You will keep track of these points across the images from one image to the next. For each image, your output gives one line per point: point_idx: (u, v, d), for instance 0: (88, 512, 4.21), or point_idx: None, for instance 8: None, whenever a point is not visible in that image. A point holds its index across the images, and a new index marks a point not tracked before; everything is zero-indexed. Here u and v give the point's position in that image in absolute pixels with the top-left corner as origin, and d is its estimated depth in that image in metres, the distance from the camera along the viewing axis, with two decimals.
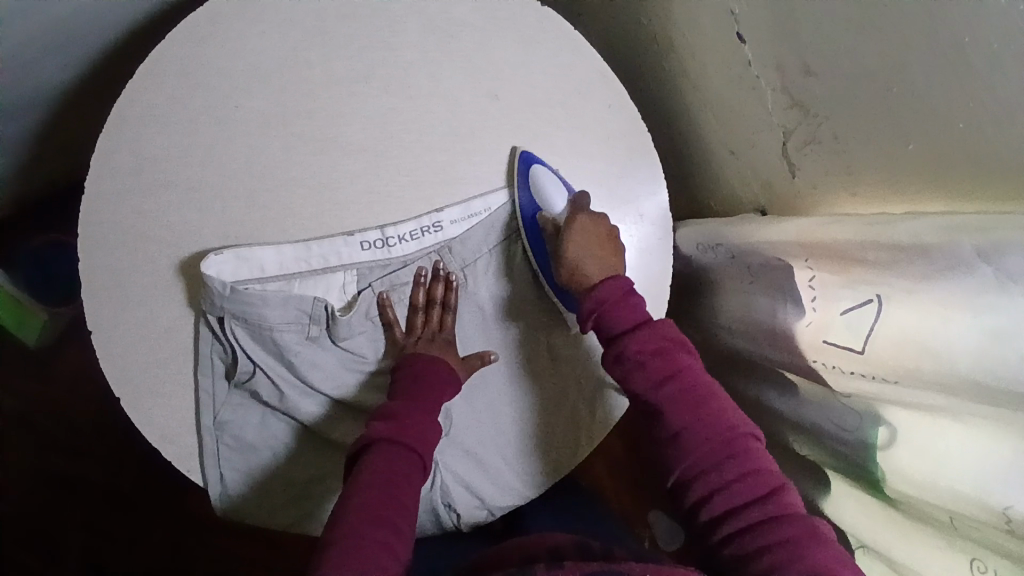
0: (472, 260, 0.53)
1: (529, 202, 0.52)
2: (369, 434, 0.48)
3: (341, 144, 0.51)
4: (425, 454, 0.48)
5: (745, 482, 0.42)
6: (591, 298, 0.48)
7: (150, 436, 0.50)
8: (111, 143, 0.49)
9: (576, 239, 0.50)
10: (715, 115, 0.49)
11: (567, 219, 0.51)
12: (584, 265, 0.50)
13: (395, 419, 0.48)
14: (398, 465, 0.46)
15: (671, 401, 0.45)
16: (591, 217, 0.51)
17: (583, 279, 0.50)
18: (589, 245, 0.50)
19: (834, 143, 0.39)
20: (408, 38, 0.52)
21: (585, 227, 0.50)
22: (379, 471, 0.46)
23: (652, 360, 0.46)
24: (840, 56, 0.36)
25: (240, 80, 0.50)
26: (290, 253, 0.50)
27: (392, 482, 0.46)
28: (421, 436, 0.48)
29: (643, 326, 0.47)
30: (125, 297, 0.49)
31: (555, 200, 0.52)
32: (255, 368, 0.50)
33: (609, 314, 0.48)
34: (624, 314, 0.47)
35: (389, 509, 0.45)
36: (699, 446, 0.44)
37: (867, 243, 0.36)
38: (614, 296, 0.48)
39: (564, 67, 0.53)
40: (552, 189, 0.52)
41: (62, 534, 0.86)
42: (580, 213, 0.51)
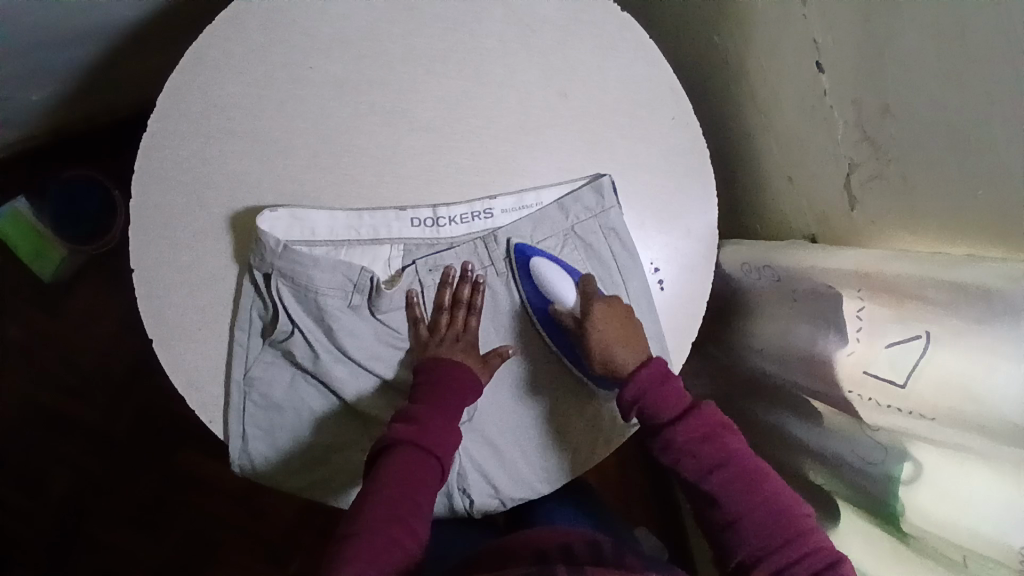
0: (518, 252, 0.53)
1: (538, 300, 0.52)
2: (391, 436, 0.48)
3: (408, 118, 0.51)
4: (443, 458, 0.49)
5: (797, 561, 0.44)
6: (630, 390, 0.50)
7: (178, 380, 0.50)
8: (184, 87, 0.49)
9: (600, 327, 0.50)
10: (777, 141, 0.50)
11: (583, 309, 0.51)
12: (613, 354, 0.51)
13: (417, 424, 0.48)
14: (416, 469, 0.47)
15: (724, 489, 0.48)
16: (606, 302, 0.51)
17: (617, 368, 0.51)
18: (614, 330, 0.51)
19: (899, 183, 0.40)
20: (487, 24, 0.52)
21: (602, 315, 0.51)
22: (398, 473, 0.47)
23: (698, 447, 0.49)
24: (919, 99, 0.37)
25: (319, 43, 0.50)
26: (342, 219, 0.50)
27: (409, 486, 0.47)
28: (440, 440, 0.48)
29: (690, 412, 0.49)
30: (174, 240, 0.49)
31: (564, 292, 0.51)
32: (293, 328, 0.49)
33: (650, 404, 0.50)
34: (665, 404, 0.49)
35: (404, 509, 0.46)
36: (756, 529, 0.46)
37: (926, 279, 0.37)
38: (651, 385, 0.50)
39: (633, 73, 0.54)
40: (560, 283, 0.51)
41: (52, 470, 0.87)
42: (595, 300, 0.51)
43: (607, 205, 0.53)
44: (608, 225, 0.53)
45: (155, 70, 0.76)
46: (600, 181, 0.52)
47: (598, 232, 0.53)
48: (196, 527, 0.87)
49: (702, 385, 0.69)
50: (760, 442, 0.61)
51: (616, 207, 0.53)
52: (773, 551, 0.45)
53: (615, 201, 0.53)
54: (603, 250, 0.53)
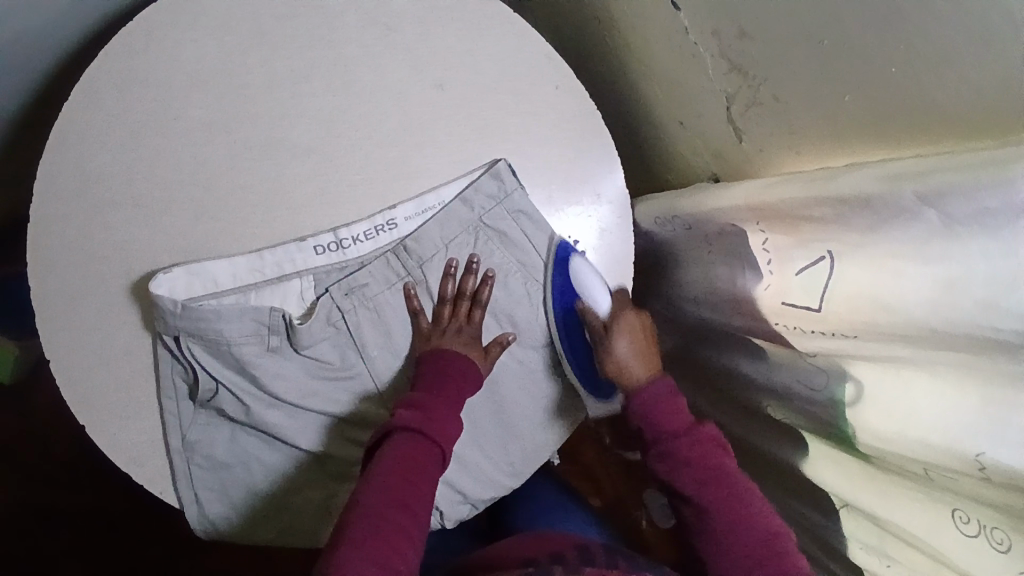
0: (429, 256, 0.52)
1: (564, 284, 0.52)
2: (394, 421, 0.47)
3: (287, 147, 0.50)
4: (445, 446, 0.48)
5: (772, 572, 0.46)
6: (636, 402, 0.51)
7: (121, 459, 0.49)
8: (51, 168, 0.48)
9: (627, 339, 0.52)
10: (660, 87, 0.49)
11: (613, 319, 0.53)
12: (630, 365, 0.52)
13: (421, 410, 0.48)
14: (419, 452, 0.46)
15: (744, 564, 0.47)
16: (636, 314, 0.54)
17: (629, 378, 0.52)
18: (636, 343, 0.53)
19: (774, 104, 0.39)
20: (344, 31, 0.51)
21: (630, 324, 0.53)
22: (401, 457, 0.46)
23: (698, 465, 0.50)
24: (768, 14, 0.36)
25: (175, 92, 0.49)
26: (243, 263, 0.50)
27: (412, 470, 0.46)
28: (441, 426, 0.48)
29: (691, 432, 0.51)
30: (81, 324, 0.49)
31: (600, 297, 0.53)
32: (217, 384, 0.49)
33: (655, 419, 0.51)
34: (671, 419, 0.51)
35: (405, 492, 0.45)
36: (737, 546, 0.48)
37: (810, 200, 0.36)
38: (660, 398, 0.51)
39: (507, 49, 0.52)
40: (593, 285, 0.52)
41: (56, 566, 0.86)
42: (626, 309, 0.53)
43: (508, 188, 0.51)
44: (515, 208, 0.51)
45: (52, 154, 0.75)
46: (497, 167, 0.51)
47: (506, 217, 0.52)
48: None
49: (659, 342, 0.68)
50: (721, 388, 0.60)
51: (519, 188, 0.51)
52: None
53: (516, 182, 0.51)
54: (516, 235, 0.52)
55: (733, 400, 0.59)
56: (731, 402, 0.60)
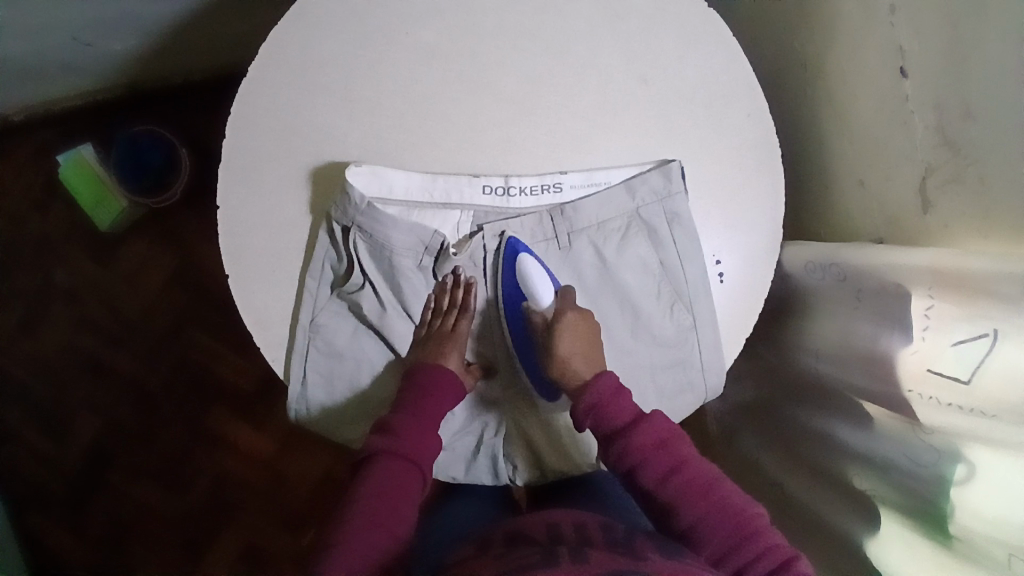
0: (581, 227, 0.53)
1: (514, 289, 0.52)
2: (370, 447, 0.51)
3: (493, 90, 0.53)
4: (424, 463, 0.51)
5: (759, 562, 0.47)
6: (583, 400, 0.51)
7: (246, 316, 0.51)
8: (286, 40, 0.52)
9: (567, 336, 0.51)
10: (853, 147, 0.52)
11: (555, 315, 0.51)
12: (570, 362, 0.51)
13: (395, 434, 0.50)
14: (398, 477, 0.50)
15: (678, 496, 0.49)
16: (579, 313, 0.52)
17: (572, 375, 0.51)
18: (578, 340, 0.51)
19: (976, 185, 0.41)
20: (578, 7, 0.54)
21: (573, 324, 0.51)
22: (386, 480, 0.50)
23: (654, 455, 0.50)
24: (1000, 100, 0.39)
25: (417, 11, 0.53)
26: (418, 181, 0.52)
27: (391, 494, 0.50)
28: (420, 449, 0.51)
29: (641, 420, 0.50)
30: (260, 184, 0.52)
31: (542, 293, 0.51)
32: (364, 282, 0.52)
33: (604, 413, 0.50)
34: (619, 411, 0.51)
35: (382, 515, 0.49)
36: (716, 531, 0.48)
37: (1002, 275, 0.38)
38: (605, 395, 0.50)
39: (714, 65, 0.55)
40: (539, 282, 0.51)
41: (81, 410, 0.88)
42: (568, 309, 0.51)
43: (674, 189, 0.53)
44: (672, 210, 0.53)
45: (241, 48, 0.80)
46: (669, 166, 0.53)
47: (662, 215, 0.53)
48: (214, 485, 0.88)
49: (749, 391, 0.70)
50: (803, 452, 0.61)
51: (682, 192, 0.53)
52: (739, 552, 0.47)
53: (682, 186, 0.53)
54: (664, 236, 0.54)
55: (807, 464, 0.60)
56: (805, 466, 0.61)
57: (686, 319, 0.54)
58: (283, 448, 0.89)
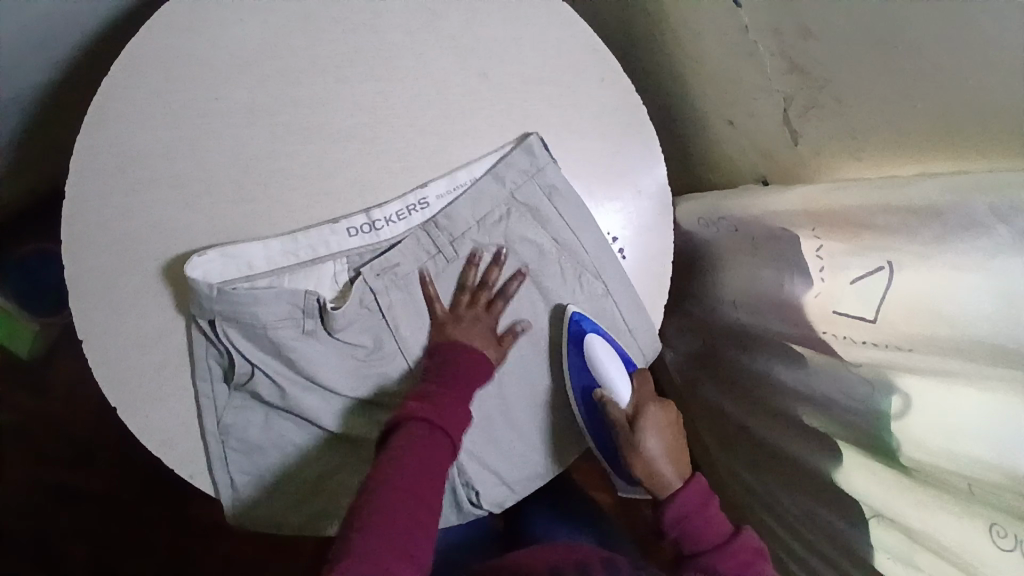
0: (460, 232, 0.51)
1: (588, 382, 0.53)
2: (402, 413, 0.46)
3: (328, 132, 0.49)
4: (456, 438, 0.47)
5: None
6: (675, 507, 0.50)
7: (151, 442, 0.48)
8: (91, 144, 0.46)
9: (651, 430, 0.53)
10: (713, 86, 0.48)
11: (637, 411, 0.53)
12: (660, 466, 0.52)
13: (431, 402, 0.46)
14: (429, 444, 0.45)
15: None
16: (660, 406, 0.54)
17: (662, 483, 0.52)
18: (665, 439, 0.53)
19: (836, 108, 0.38)
20: (390, 16, 0.49)
21: (656, 419, 0.53)
22: (416, 445, 0.45)
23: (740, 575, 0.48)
24: (834, 12, 0.35)
25: (219, 73, 0.47)
26: (276, 246, 0.48)
27: (430, 465, 0.44)
28: (450, 423, 0.47)
29: (730, 539, 0.49)
30: (116, 305, 0.47)
31: (620, 388, 0.53)
32: (253, 368, 0.48)
33: (691, 528, 0.50)
34: (705, 525, 0.50)
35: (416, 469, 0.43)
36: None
37: (876, 208, 0.35)
38: (693, 507, 0.50)
39: (552, 40, 0.51)
40: (611, 366, 0.52)
41: (63, 543, 0.84)
42: (651, 405, 0.54)
43: (540, 163, 0.50)
44: (547, 184, 0.50)
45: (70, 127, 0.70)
46: (528, 141, 0.50)
47: (538, 192, 0.50)
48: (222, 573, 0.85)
49: (689, 342, 0.67)
50: (755, 397, 0.59)
51: (551, 164, 0.50)
52: None
53: (547, 157, 0.50)
54: (548, 212, 0.51)
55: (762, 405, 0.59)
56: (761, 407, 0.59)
57: (598, 287, 0.52)
58: None
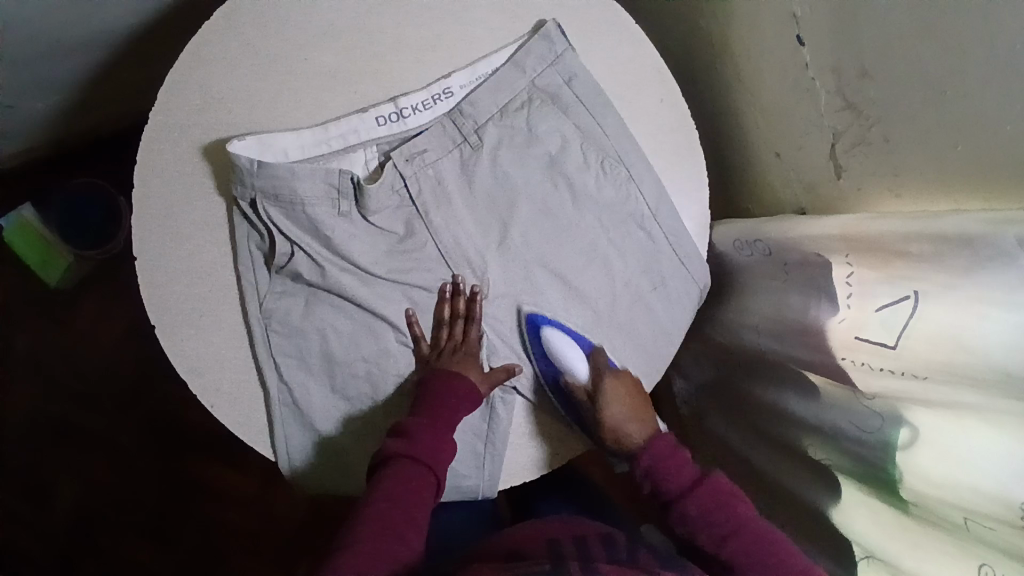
0: (484, 120, 0.53)
1: (550, 367, 0.53)
2: (385, 451, 0.49)
3: (402, 103, 0.52)
4: (438, 469, 0.50)
5: None
6: (642, 463, 0.53)
7: (182, 367, 0.50)
8: (183, 80, 0.50)
9: (611, 401, 0.53)
10: (766, 119, 0.51)
11: (595, 385, 0.53)
12: (624, 428, 0.54)
13: (409, 436, 0.49)
14: (412, 481, 0.48)
15: (738, 561, 0.49)
16: (615, 375, 0.54)
17: (625, 440, 0.54)
18: (625, 406, 0.54)
19: (883, 145, 0.41)
20: (475, 11, 0.54)
21: (613, 390, 0.53)
22: (398, 485, 0.48)
23: (711, 517, 0.50)
24: (894, 54, 0.38)
25: (312, 35, 0.51)
26: (309, 136, 0.51)
27: (407, 493, 0.48)
28: (436, 450, 0.50)
29: (700, 483, 0.51)
30: (178, 229, 0.50)
31: (576, 365, 0.52)
32: (293, 248, 0.50)
33: (661, 474, 0.52)
34: (677, 473, 0.52)
35: (399, 517, 0.48)
36: (753, 567, 0.49)
37: (909, 235, 0.38)
38: (658, 459, 0.53)
39: (620, 57, 0.55)
40: (571, 354, 0.52)
41: (54, 477, 0.85)
42: (604, 374, 0.53)
43: (559, 49, 0.53)
44: (567, 69, 0.53)
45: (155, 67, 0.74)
46: (546, 28, 0.53)
47: (559, 79, 0.53)
48: (204, 532, 0.85)
49: (702, 370, 0.69)
50: (761, 426, 0.60)
51: (565, 45, 0.53)
52: None
53: (564, 42, 0.53)
54: (575, 107, 0.53)
55: (768, 437, 0.60)
56: (767, 440, 0.60)
57: (620, 173, 0.54)
58: (260, 486, 0.87)
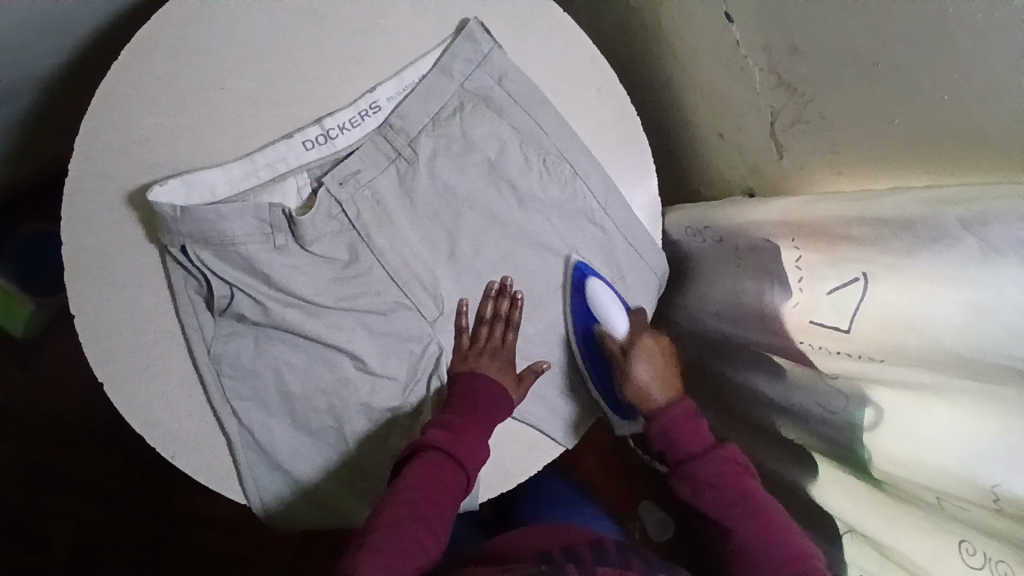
0: (416, 132, 0.51)
1: (585, 314, 0.52)
2: (423, 441, 0.47)
3: (329, 123, 0.50)
4: (472, 470, 0.48)
5: (772, 546, 0.47)
6: (660, 418, 0.51)
7: (134, 421, 0.48)
8: (97, 126, 0.48)
9: (646, 365, 0.53)
10: (706, 100, 0.49)
11: (631, 342, 0.53)
12: (649, 389, 0.52)
13: (451, 430, 0.48)
14: (446, 477, 0.47)
15: (706, 473, 0.50)
16: (652, 337, 0.54)
17: (651, 404, 0.52)
18: (656, 366, 0.53)
19: (820, 123, 0.39)
20: (395, 17, 0.51)
21: (648, 348, 0.53)
22: (427, 476, 0.46)
23: (682, 428, 0.51)
24: (821, 29, 0.36)
25: (227, 63, 0.49)
26: (236, 170, 0.49)
27: (437, 492, 0.46)
28: (471, 451, 0.48)
29: (714, 449, 0.50)
30: (113, 280, 0.48)
31: (616, 320, 0.52)
32: (232, 289, 0.48)
33: (645, 392, 0.52)
34: (660, 394, 0.52)
35: (426, 510, 0.46)
36: (759, 549, 0.47)
37: (850, 218, 0.36)
38: (675, 414, 0.51)
39: (553, 48, 0.53)
40: (611, 308, 0.52)
41: (46, 524, 0.85)
42: (642, 334, 0.54)
43: (485, 49, 0.51)
44: (496, 68, 0.51)
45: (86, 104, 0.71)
46: (469, 28, 0.51)
47: (489, 80, 0.51)
48: (201, 564, 0.85)
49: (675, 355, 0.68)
50: (734, 407, 0.60)
51: (491, 43, 0.51)
52: (748, 532, 0.48)
53: (490, 41, 0.51)
54: (509, 108, 0.51)
55: (743, 418, 0.59)
56: (742, 421, 0.60)
57: (565, 170, 0.52)
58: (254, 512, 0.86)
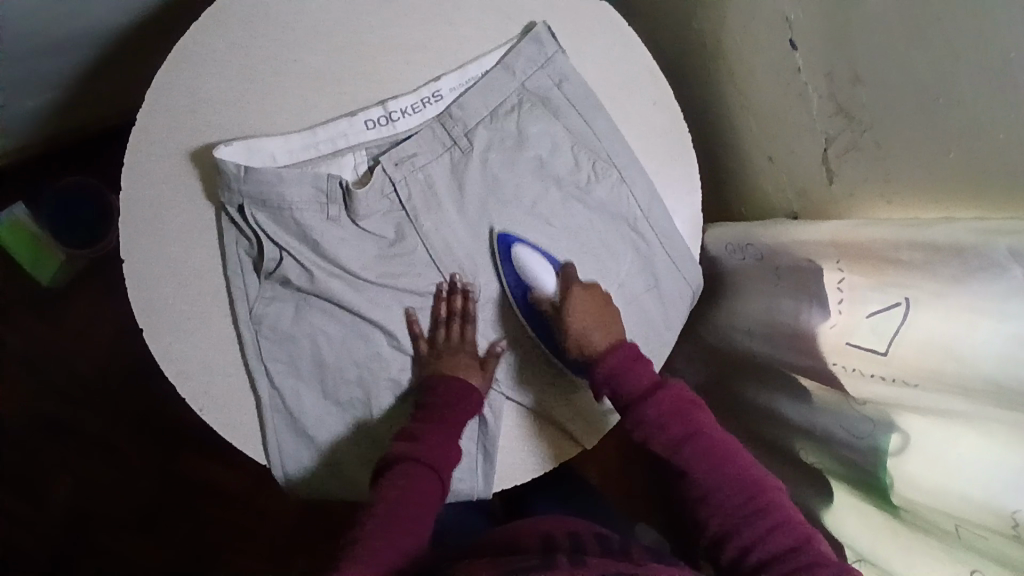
0: (473, 123, 0.52)
1: (515, 279, 0.51)
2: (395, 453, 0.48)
3: (392, 106, 0.52)
4: (444, 474, 0.49)
5: (772, 535, 0.45)
6: (600, 370, 0.50)
7: (169, 371, 0.49)
8: (168, 82, 0.49)
9: (578, 314, 0.50)
10: (759, 122, 0.51)
11: (562, 295, 0.50)
12: (586, 338, 0.50)
13: (421, 440, 0.48)
14: (421, 485, 0.48)
15: (696, 464, 0.48)
16: (585, 287, 0.51)
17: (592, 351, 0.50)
18: (591, 313, 0.50)
19: (874, 150, 0.41)
20: (465, 11, 0.53)
21: (580, 300, 0.50)
22: (405, 489, 0.47)
23: (670, 422, 0.49)
24: (885, 61, 0.38)
25: (299, 36, 0.51)
26: (298, 140, 0.50)
27: (415, 502, 0.47)
28: (441, 454, 0.49)
29: (658, 388, 0.49)
30: (165, 231, 0.49)
31: (543, 277, 0.51)
32: (281, 253, 0.50)
33: (620, 380, 0.50)
34: (635, 381, 0.49)
35: (409, 522, 0.47)
36: (722, 501, 0.47)
37: (901, 242, 0.37)
38: (623, 362, 0.49)
39: (612, 57, 0.55)
40: (538, 268, 0.51)
41: (49, 477, 0.85)
42: (573, 286, 0.51)
43: (549, 51, 0.53)
44: (557, 71, 0.53)
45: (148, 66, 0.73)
46: (536, 30, 0.52)
47: (550, 81, 0.53)
48: (199, 532, 0.85)
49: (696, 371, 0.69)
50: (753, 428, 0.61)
51: (554, 47, 0.53)
52: (750, 529, 0.46)
53: (554, 45, 0.53)
54: (565, 109, 0.53)
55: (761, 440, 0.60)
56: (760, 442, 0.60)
57: (612, 174, 0.53)
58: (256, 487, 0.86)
